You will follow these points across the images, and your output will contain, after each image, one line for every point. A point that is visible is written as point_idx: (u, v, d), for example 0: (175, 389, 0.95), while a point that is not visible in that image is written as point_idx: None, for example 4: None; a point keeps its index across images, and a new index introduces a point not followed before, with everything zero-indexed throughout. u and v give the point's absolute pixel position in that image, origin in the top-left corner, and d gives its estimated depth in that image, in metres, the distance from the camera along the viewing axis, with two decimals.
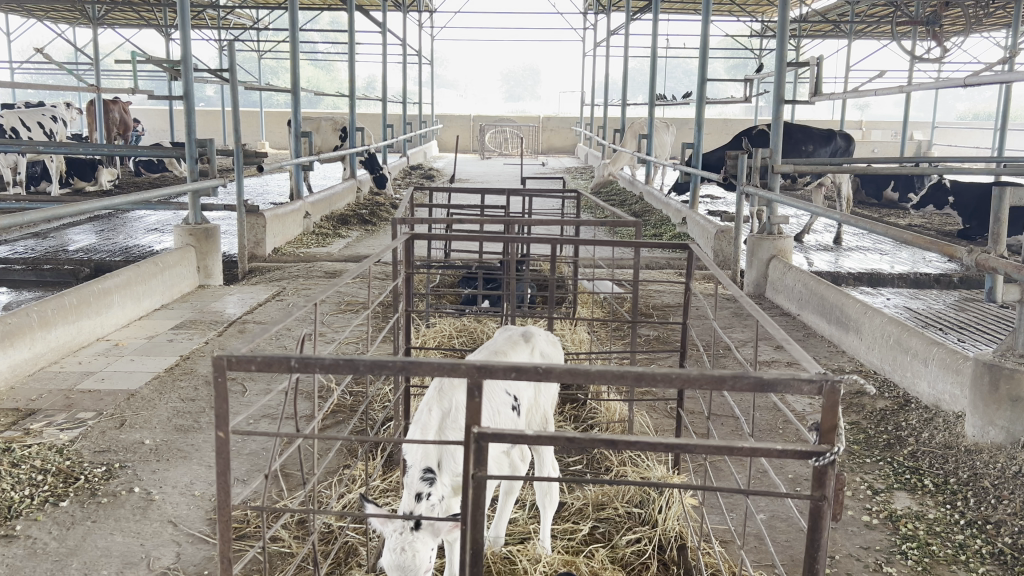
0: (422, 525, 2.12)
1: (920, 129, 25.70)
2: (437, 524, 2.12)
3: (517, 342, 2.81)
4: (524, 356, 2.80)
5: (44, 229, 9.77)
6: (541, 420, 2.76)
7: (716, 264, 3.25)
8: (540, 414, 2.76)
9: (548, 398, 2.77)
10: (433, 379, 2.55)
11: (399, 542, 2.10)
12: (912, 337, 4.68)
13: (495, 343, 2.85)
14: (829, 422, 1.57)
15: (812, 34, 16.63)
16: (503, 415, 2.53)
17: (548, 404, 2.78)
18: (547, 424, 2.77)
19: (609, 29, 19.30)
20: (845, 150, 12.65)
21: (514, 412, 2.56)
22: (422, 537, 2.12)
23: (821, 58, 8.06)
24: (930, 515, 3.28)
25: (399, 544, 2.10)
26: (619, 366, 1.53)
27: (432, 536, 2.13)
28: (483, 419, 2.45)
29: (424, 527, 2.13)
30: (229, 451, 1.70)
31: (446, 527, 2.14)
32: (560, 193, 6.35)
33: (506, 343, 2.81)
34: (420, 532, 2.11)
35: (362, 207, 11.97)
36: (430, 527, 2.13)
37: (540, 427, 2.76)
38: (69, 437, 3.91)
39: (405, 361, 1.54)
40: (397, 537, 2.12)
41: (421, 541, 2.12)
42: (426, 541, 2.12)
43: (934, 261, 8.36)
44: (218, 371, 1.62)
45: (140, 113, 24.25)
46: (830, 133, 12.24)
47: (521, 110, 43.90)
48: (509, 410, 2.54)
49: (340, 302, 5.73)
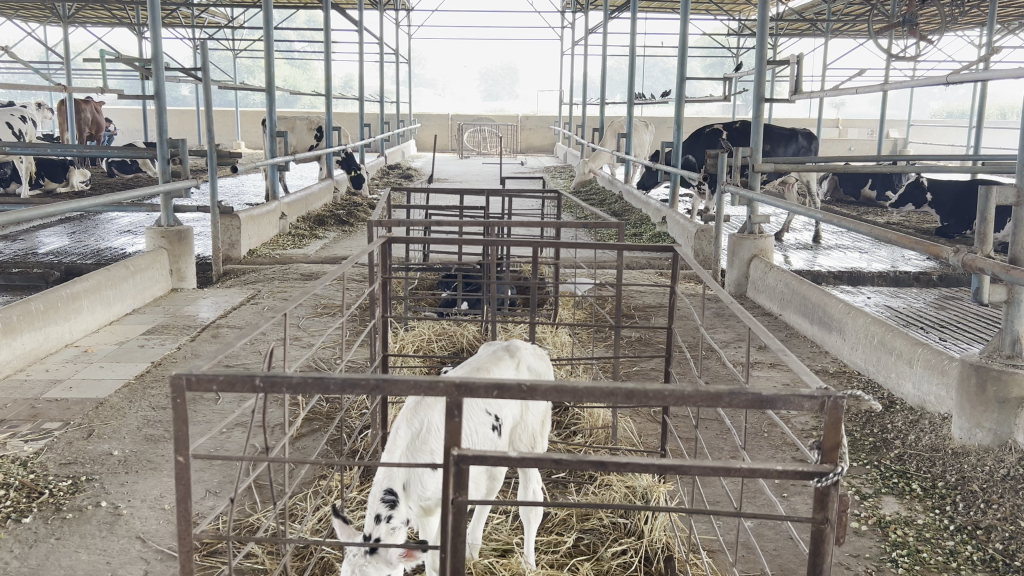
0: (377, 552, 2.04)
1: (896, 127, 25.78)
2: (392, 551, 2.04)
3: (500, 357, 2.73)
4: (507, 371, 2.71)
5: (13, 231, 9.56)
6: (526, 440, 2.67)
7: (699, 264, 3.13)
8: (527, 432, 2.67)
9: (536, 414, 2.68)
10: (407, 397, 2.46)
11: (354, 567, 2.03)
12: (896, 338, 4.63)
13: (478, 358, 2.77)
14: (831, 440, 1.48)
15: (789, 33, 16.57)
16: (482, 433, 2.46)
17: (536, 420, 2.69)
18: (533, 444, 2.68)
19: (587, 27, 19.15)
20: (807, 149, 12.54)
21: (495, 432, 2.48)
22: (376, 563, 2.03)
23: (801, 55, 7.96)
24: (920, 520, 3.22)
25: (352, 569, 2.02)
26: (609, 383, 1.44)
27: (387, 563, 2.04)
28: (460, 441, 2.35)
29: (379, 552, 2.04)
30: (190, 475, 1.59)
31: (400, 554, 2.04)
32: (540, 193, 6.25)
33: (489, 358, 2.73)
34: (374, 559, 2.03)
35: (339, 207, 11.82)
36: (384, 555, 2.04)
37: (526, 446, 2.67)
38: (33, 449, 3.78)
39: (379, 380, 1.45)
40: (352, 562, 2.05)
41: (375, 568, 2.04)
42: (380, 567, 2.04)
43: (913, 259, 8.35)
44: (177, 392, 1.50)
45: (112, 113, 23.88)
46: (792, 132, 12.20)
47: (499, 109, 43.84)
48: (487, 429, 2.47)
49: (317, 305, 5.63)
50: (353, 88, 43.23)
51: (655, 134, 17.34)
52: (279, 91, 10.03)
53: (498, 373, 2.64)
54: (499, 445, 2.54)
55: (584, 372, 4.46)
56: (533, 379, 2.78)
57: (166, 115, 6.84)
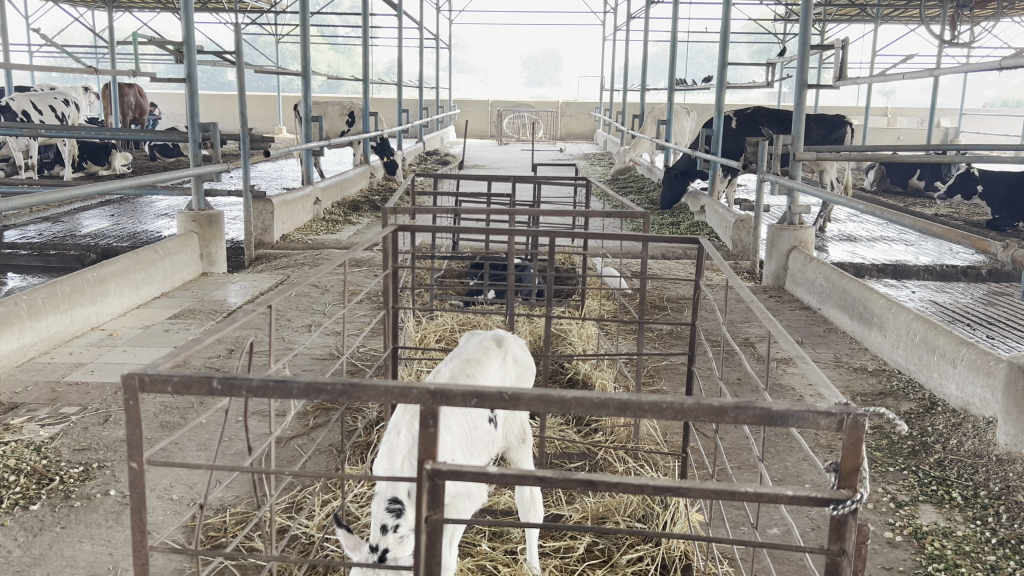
0: (386, 561, 1.93)
1: (947, 115, 24.98)
2: (403, 562, 1.94)
3: (487, 348, 2.66)
4: (496, 363, 2.63)
5: (55, 213, 9.65)
6: (516, 431, 2.63)
7: (721, 257, 2.93)
8: (516, 425, 2.63)
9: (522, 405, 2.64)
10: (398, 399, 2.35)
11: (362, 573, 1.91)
12: (939, 335, 4.40)
13: (464, 350, 2.68)
14: (850, 464, 1.33)
15: (837, 19, 16.01)
16: (479, 428, 2.44)
17: (524, 412, 2.65)
18: (524, 437, 2.63)
19: (629, 10, 18.68)
20: (830, 139, 12.01)
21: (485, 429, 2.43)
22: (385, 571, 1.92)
23: (846, 40, 7.63)
24: (959, 532, 3.03)
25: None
26: (601, 393, 1.32)
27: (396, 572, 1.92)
28: (442, 456, 2.24)
29: (388, 560, 1.95)
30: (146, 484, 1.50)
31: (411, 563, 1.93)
32: (571, 181, 6.07)
33: (477, 349, 2.64)
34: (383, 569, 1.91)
35: (374, 193, 11.78)
36: (394, 564, 1.94)
37: (517, 439, 2.63)
38: (49, 433, 3.74)
39: (345, 386, 1.35)
40: (360, 569, 1.94)
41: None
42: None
43: (961, 253, 8.06)
44: (129, 393, 1.41)
45: (157, 97, 24.13)
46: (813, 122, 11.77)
47: (540, 94, 43.47)
48: (485, 424, 2.46)
49: (343, 290, 5.53)
50: (395, 74, 43.19)
51: (696, 122, 16.97)
52: (313, 75, 9.93)
53: (488, 364, 2.57)
54: (495, 438, 2.52)
55: (612, 366, 4.30)
56: (517, 373, 2.73)
57: (197, 98, 6.75)
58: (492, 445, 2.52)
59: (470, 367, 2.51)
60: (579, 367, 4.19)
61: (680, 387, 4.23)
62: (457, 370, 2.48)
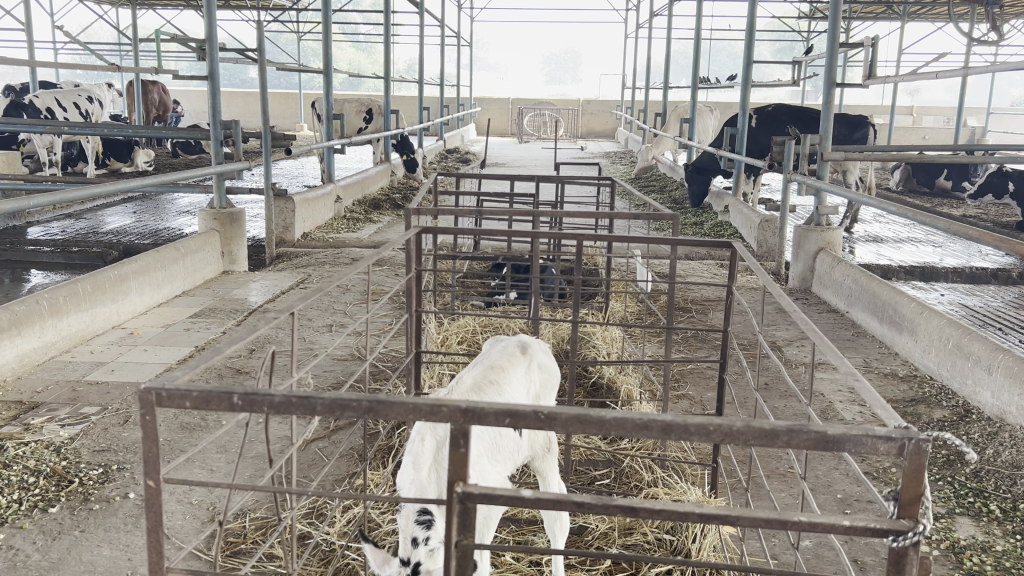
0: None
1: (974, 115, 24.65)
2: None
3: (512, 354, 2.59)
4: (521, 370, 2.57)
5: (78, 210, 9.68)
6: (542, 440, 2.55)
7: (756, 262, 2.81)
8: (542, 434, 2.56)
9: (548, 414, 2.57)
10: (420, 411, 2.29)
11: None
12: (973, 341, 4.28)
13: (488, 357, 2.62)
14: (912, 492, 1.26)
15: (864, 17, 15.78)
16: (504, 436, 2.38)
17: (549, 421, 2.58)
18: (550, 447, 2.56)
19: (653, 9, 18.53)
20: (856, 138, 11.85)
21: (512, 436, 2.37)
22: None
23: (875, 38, 7.47)
24: (999, 547, 2.93)
25: None
26: (644, 414, 1.25)
27: None
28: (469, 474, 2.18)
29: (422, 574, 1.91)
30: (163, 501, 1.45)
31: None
32: (596, 180, 5.98)
33: (501, 356, 2.58)
34: None
35: (395, 191, 11.75)
36: None
37: (543, 449, 2.56)
38: (69, 434, 3.71)
39: (372, 402, 1.29)
40: None
41: None
42: None
43: (991, 255, 7.93)
44: (145, 409, 1.37)
45: (179, 95, 24.26)
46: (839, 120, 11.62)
47: (561, 91, 43.28)
48: (510, 434, 2.39)
49: (364, 290, 5.49)
50: (415, 72, 43.22)
51: (719, 120, 16.82)
52: (335, 73, 9.92)
53: (512, 372, 2.50)
54: (520, 447, 2.46)
55: (637, 371, 4.24)
56: (542, 380, 2.66)
57: (220, 95, 6.69)
58: (517, 453, 2.45)
59: (494, 374, 2.44)
60: (604, 372, 4.14)
61: (707, 391, 4.15)
62: (480, 378, 2.42)
